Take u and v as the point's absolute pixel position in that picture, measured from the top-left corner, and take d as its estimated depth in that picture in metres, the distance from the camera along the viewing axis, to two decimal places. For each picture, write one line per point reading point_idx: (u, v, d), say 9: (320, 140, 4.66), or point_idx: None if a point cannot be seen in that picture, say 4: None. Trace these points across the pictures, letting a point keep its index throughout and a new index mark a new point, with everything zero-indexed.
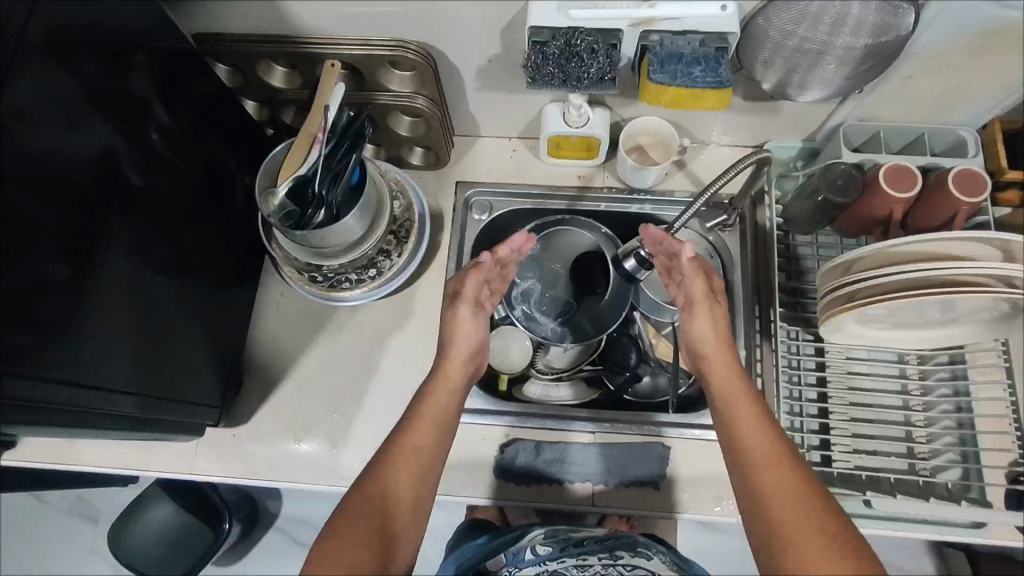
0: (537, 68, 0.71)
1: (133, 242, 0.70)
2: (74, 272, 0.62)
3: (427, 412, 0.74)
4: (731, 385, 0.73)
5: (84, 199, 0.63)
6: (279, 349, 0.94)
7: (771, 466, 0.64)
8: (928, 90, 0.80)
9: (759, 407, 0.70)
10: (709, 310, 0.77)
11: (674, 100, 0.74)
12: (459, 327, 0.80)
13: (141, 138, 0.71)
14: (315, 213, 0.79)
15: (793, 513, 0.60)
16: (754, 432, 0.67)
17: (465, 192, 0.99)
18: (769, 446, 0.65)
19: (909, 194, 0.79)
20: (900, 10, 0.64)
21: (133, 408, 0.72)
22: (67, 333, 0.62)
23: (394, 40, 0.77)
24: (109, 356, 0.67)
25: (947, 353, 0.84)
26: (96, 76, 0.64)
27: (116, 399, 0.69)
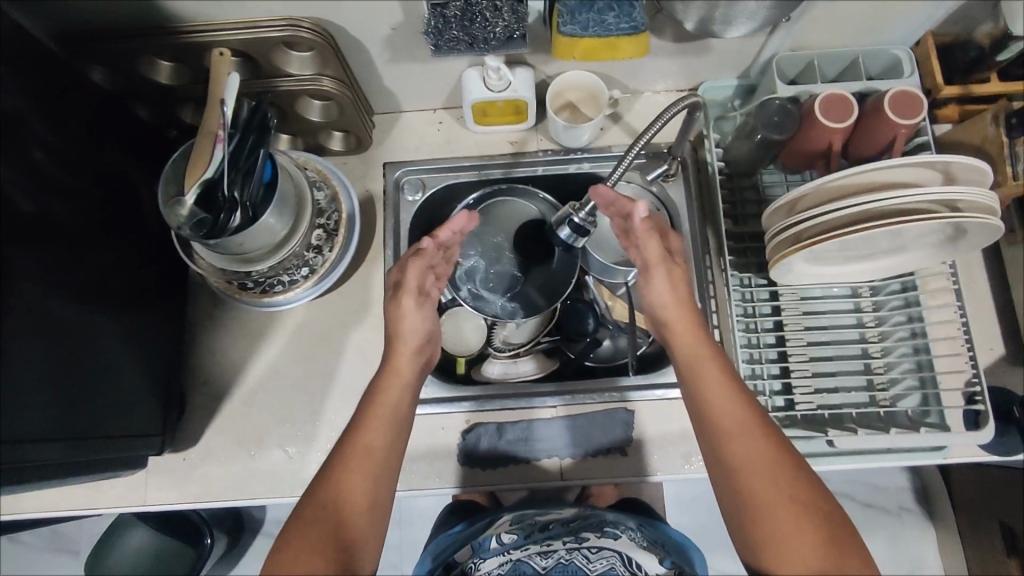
0: (440, 34, 0.65)
1: (33, 274, 0.64)
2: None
3: (378, 410, 0.69)
4: (694, 349, 0.70)
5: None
6: (219, 363, 0.88)
7: (741, 433, 0.63)
8: (856, 11, 0.76)
9: (725, 369, 0.68)
10: (668, 274, 0.73)
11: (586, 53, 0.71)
12: (404, 319, 0.75)
13: (21, 159, 0.64)
14: (232, 217, 0.74)
15: (765, 482, 0.61)
16: (724, 398, 0.65)
17: (394, 173, 0.93)
18: (738, 413, 0.64)
19: (846, 123, 0.76)
20: None
21: (64, 451, 0.67)
22: None
23: (284, 18, 0.70)
24: (27, 400, 0.62)
25: (899, 281, 0.84)
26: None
27: (43, 445, 0.64)
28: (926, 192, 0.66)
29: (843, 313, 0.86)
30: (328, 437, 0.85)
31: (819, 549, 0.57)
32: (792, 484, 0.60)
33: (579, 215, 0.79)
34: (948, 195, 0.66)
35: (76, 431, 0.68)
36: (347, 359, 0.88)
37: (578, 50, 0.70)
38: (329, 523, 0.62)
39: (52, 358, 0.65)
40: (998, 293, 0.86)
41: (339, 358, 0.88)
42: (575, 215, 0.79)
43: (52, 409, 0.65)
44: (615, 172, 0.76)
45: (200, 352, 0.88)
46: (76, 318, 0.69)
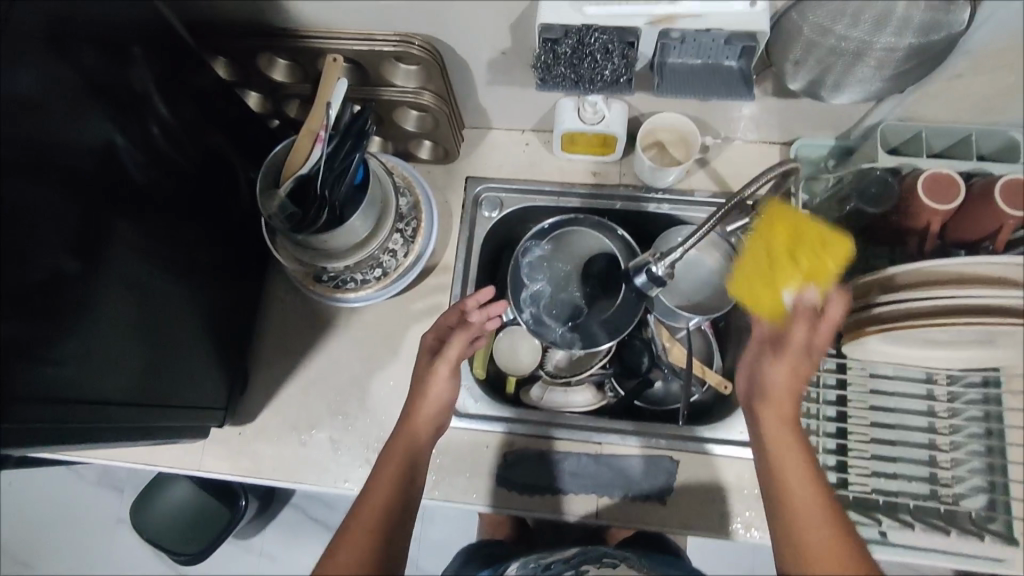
0: (548, 68, 0.66)
1: (135, 240, 0.68)
2: (76, 271, 0.61)
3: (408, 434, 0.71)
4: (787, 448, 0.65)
5: (86, 190, 0.62)
6: (284, 347, 0.91)
7: (812, 491, 0.62)
8: (977, 91, 0.73)
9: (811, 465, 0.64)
10: (800, 328, 0.65)
11: (799, 276, 0.65)
12: (432, 382, 0.72)
13: (140, 132, 0.69)
14: (319, 215, 0.78)
15: (803, 478, 0.63)
16: (799, 474, 0.63)
17: (475, 188, 0.95)
18: (810, 490, 0.62)
19: (949, 207, 0.73)
20: (952, 7, 0.59)
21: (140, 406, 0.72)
22: (77, 324, 0.61)
23: (399, 33, 0.73)
24: (114, 356, 0.66)
25: (979, 375, 0.80)
26: (94, 68, 0.62)
27: (123, 396, 0.69)
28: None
29: (914, 398, 0.81)
30: (376, 435, 0.87)
31: None
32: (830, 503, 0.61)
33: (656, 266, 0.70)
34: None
35: (149, 391, 0.73)
36: (404, 362, 0.89)
37: (794, 264, 0.65)
38: (366, 530, 0.63)
39: (141, 320, 0.70)
40: None
41: (396, 361, 0.90)
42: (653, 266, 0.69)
43: (132, 368, 0.69)
44: (688, 243, 0.68)
45: (268, 333, 0.92)
46: (164, 285, 0.73)
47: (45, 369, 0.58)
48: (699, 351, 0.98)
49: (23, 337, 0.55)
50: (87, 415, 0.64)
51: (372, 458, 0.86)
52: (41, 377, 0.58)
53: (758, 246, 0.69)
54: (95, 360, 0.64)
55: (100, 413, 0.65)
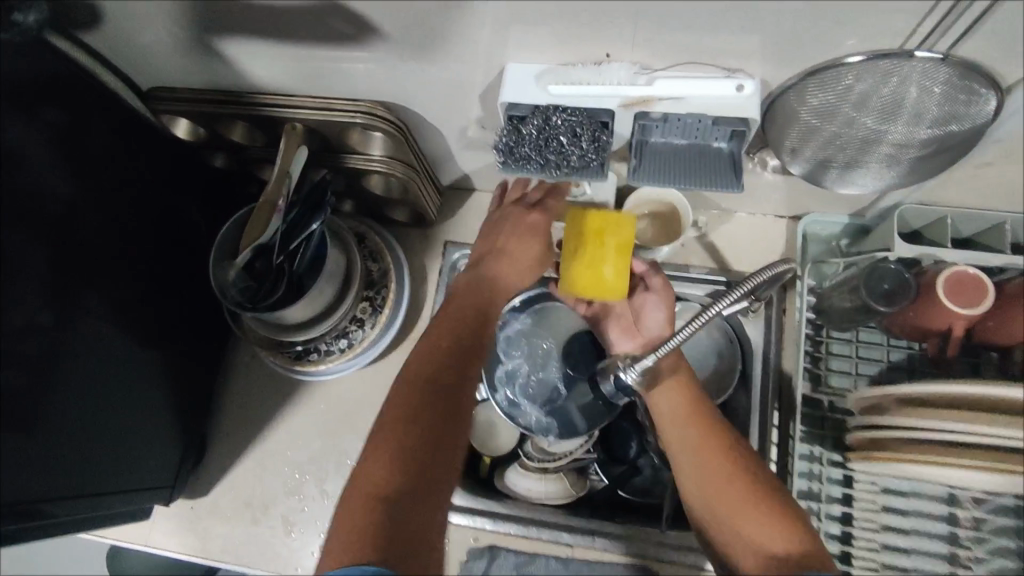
0: (512, 150, 0.60)
1: (101, 311, 0.65)
2: (43, 350, 0.58)
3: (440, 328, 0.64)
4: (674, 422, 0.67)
5: (57, 258, 0.59)
6: (244, 417, 0.86)
7: (701, 449, 0.64)
8: (1011, 179, 0.64)
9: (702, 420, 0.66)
10: (654, 310, 0.74)
11: (611, 249, 0.66)
12: (514, 259, 0.69)
13: (105, 195, 0.65)
14: (275, 289, 0.73)
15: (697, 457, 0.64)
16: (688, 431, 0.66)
17: (452, 254, 0.88)
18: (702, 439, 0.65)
19: (976, 311, 0.63)
20: (973, 98, 0.51)
21: (91, 486, 0.66)
22: (40, 392, 0.57)
23: (364, 104, 0.69)
24: (74, 435, 0.62)
25: (1014, 501, 0.69)
26: (61, 124, 0.59)
27: (72, 480, 0.63)
28: None
29: (933, 521, 0.71)
30: (332, 520, 0.81)
31: (770, 521, 0.57)
32: (727, 454, 0.63)
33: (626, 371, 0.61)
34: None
35: (98, 477, 0.67)
36: None
37: (612, 255, 0.66)
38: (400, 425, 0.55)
39: (105, 393, 0.66)
40: None
41: (360, 439, 0.84)
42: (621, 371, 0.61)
43: (86, 448, 0.64)
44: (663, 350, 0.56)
45: (228, 401, 0.87)
46: (128, 355, 0.69)
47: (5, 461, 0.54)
48: None
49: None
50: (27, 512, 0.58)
51: None
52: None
53: (568, 251, 0.67)
54: (49, 448, 0.59)
55: (45, 504, 0.60)
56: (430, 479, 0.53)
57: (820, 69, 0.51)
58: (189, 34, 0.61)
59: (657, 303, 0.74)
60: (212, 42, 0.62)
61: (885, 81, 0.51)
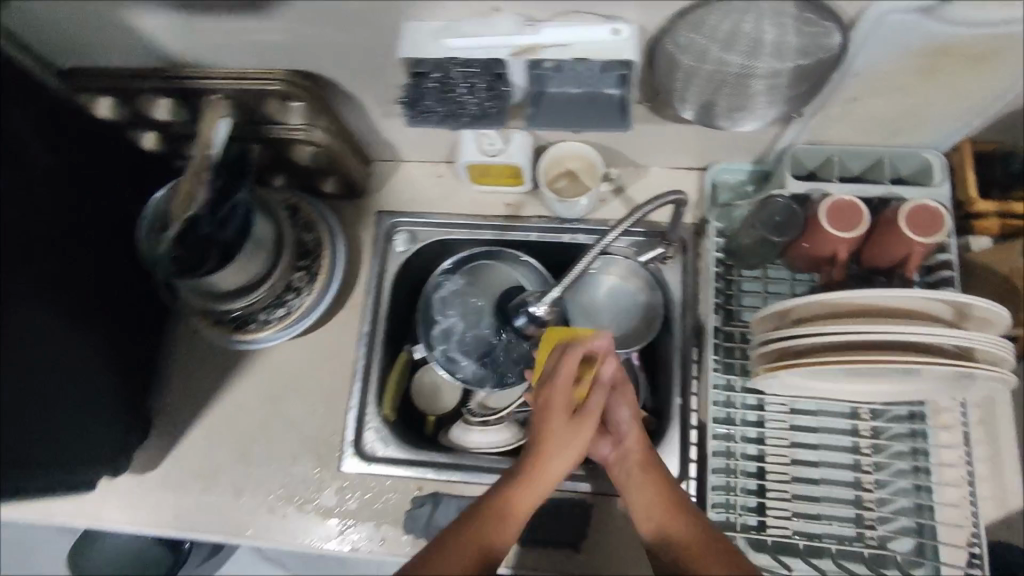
0: (414, 102, 0.65)
1: (31, 293, 0.64)
2: None
3: (552, 462, 0.64)
4: (644, 490, 0.68)
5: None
6: (190, 391, 0.88)
7: (677, 522, 0.65)
8: (880, 114, 0.70)
9: (668, 487, 0.67)
10: (617, 408, 0.72)
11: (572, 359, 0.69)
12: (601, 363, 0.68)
13: (35, 175, 0.66)
14: (207, 257, 0.75)
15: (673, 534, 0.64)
16: (660, 495, 0.67)
17: (388, 222, 0.92)
18: (670, 505, 0.66)
19: (854, 233, 0.70)
20: (826, 30, 0.57)
21: (32, 460, 0.68)
22: None
23: (283, 72, 0.72)
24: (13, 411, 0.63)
25: (905, 408, 0.75)
26: None
27: (13, 453, 0.65)
28: (944, 331, 0.61)
29: (839, 434, 0.78)
30: (281, 482, 0.84)
31: None
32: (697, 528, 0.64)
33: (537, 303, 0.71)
34: (948, 340, 0.61)
35: (40, 451, 0.69)
36: (312, 406, 0.86)
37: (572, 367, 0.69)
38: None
39: (45, 370, 0.67)
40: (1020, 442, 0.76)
41: (304, 403, 0.86)
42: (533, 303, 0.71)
43: (28, 422, 0.66)
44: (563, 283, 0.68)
45: (172, 377, 0.88)
46: (64, 335, 0.69)
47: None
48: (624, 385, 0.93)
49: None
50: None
51: (276, 506, 0.83)
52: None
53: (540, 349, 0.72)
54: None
55: None
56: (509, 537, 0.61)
57: (689, 10, 0.56)
58: (104, 8, 0.64)
59: (620, 398, 0.72)
60: (125, 17, 0.65)
61: (745, 22, 0.57)
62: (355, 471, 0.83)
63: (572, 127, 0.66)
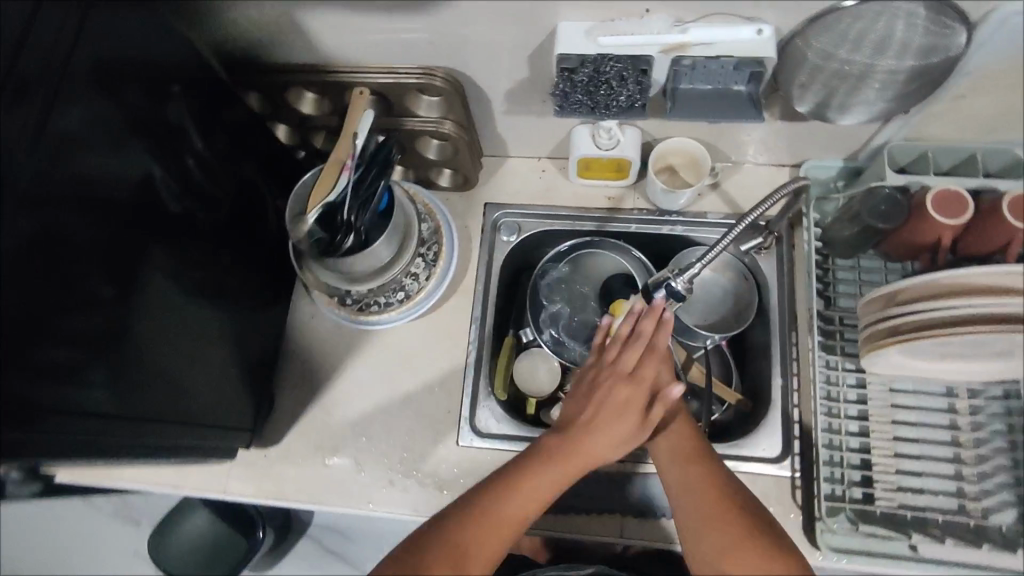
0: (565, 95, 0.71)
1: (171, 270, 0.70)
2: (114, 314, 0.62)
3: (610, 422, 0.70)
4: (670, 428, 0.74)
5: (131, 223, 0.65)
6: (310, 370, 0.93)
7: (694, 460, 0.71)
8: (978, 111, 0.76)
9: (690, 429, 0.74)
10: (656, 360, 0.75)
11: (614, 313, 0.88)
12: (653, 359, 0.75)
13: (177, 167, 0.72)
14: (345, 240, 0.81)
15: (686, 469, 0.70)
16: (678, 433, 0.74)
17: (494, 214, 0.97)
18: (688, 443, 0.73)
19: (959, 220, 0.75)
20: (947, 31, 0.62)
21: (185, 420, 0.74)
22: (121, 345, 0.63)
23: (421, 67, 0.78)
24: (158, 372, 0.69)
25: (1000, 387, 0.80)
26: (136, 105, 0.65)
27: (168, 410, 0.71)
28: None
29: (936, 411, 0.82)
30: (400, 456, 0.88)
31: (747, 538, 0.64)
32: (707, 465, 0.70)
33: (677, 280, 0.77)
34: None
35: (189, 412, 0.75)
36: (426, 384, 0.91)
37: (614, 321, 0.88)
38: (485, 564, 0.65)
39: (177, 348, 0.72)
40: None
41: (419, 383, 0.91)
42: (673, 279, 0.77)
43: (173, 384, 0.71)
44: (704, 261, 0.75)
45: (292, 357, 0.93)
46: (192, 314, 0.74)
47: (76, 393, 0.59)
48: (718, 371, 0.98)
49: (52, 360, 0.56)
50: (131, 430, 0.65)
51: (395, 479, 0.87)
52: (65, 399, 0.57)
53: None
54: (133, 379, 0.65)
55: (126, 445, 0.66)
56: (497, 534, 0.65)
57: (827, 12, 0.63)
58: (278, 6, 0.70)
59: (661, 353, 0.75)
60: (298, 16, 0.72)
61: (875, 24, 0.63)
62: (469, 445, 0.88)
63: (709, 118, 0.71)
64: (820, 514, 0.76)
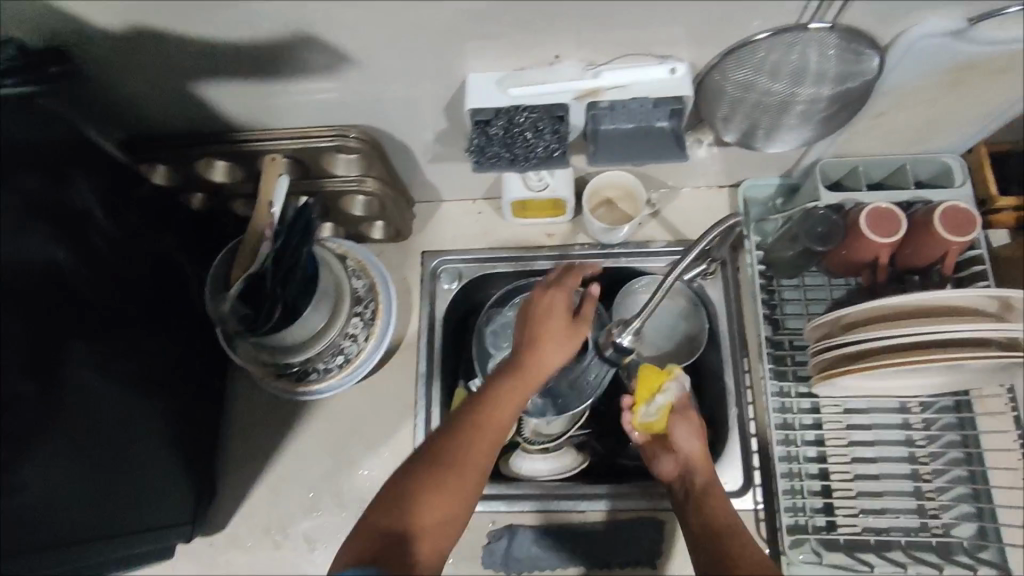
0: (481, 149, 0.68)
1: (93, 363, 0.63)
2: (34, 414, 0.55)
3: (549, 326, 0.67)
4: (704, 502, 0.69)
5: (43, 317, 0.57)
6: (252, 447, 0.88)
7: (724, 532, 0.64)
8: (903, 126, 0.75)
9: (722, 503, 0.68)
10: (681, 427, 0.75)
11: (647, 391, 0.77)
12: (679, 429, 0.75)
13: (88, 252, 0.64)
14: (274, 311, 0.75)
15: (716, 541, 0.64)
16: (709, 506, 0.68)
17: (432, 263, 0.94)
18: (720, 517, 0.67)
19: (894, 238, 0.74)
20: (860, 57, 0.61)
21: (90, 532, 0.68)
22: (40, 449, 0.56)
23: (336, 127, 0.74)
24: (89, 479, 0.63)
25: (949, 399, 0.80)
26: (36, 189, 0.57)
27: (70, 528, 0.64)
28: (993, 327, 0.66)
29: (892, 428, 0.81)
30: None
31: None
32: (737, 537, 0.63)
33: (623, 334, 0.73)
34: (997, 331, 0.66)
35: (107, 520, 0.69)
36: (377, 449, 0.87)
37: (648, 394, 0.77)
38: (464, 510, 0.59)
39: (105, 447, 0.66)
40: None
41: (370, 448, 0.87)
42: (617, 334, 0.73)
43: (91, 495, 0.65)
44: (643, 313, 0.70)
45: (232, 434, 0.88)
46: (122, 403, 0.68)
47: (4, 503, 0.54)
48: None
49: None
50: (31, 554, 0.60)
51: None
52: None
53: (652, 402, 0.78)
54: (54, 490, 0.60)
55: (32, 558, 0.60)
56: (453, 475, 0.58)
57: (738, 46, 0.61)
58: (170, 79, 0.66)
59: (683, 421, 0.75)
60: (194, 88, 0.68)
61: (788, 56, 0.61)
62: None
63: (633, 162, 0.69)
64: (785, 549, 0.76)
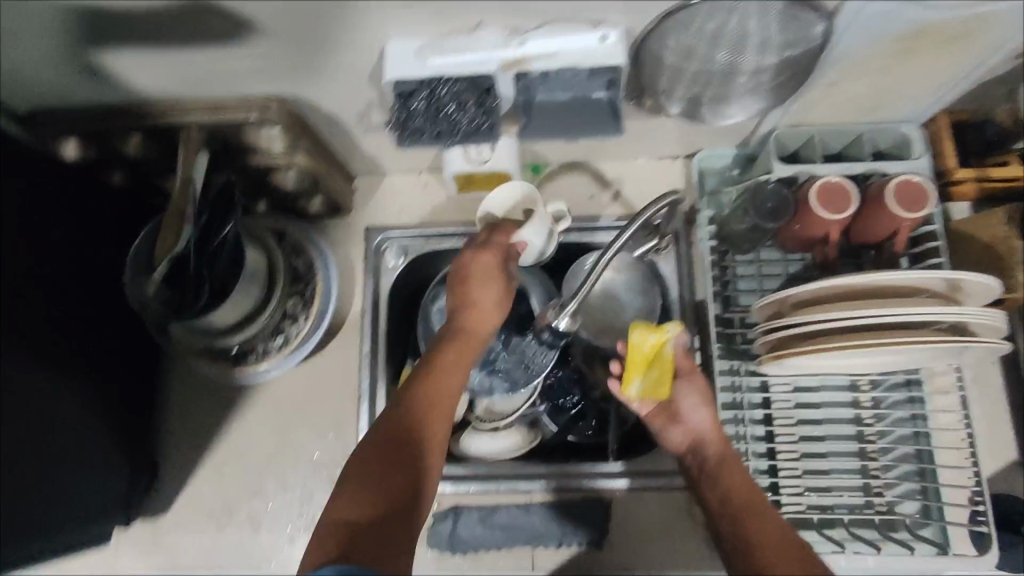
0: (404, 124, 0.65)
1: (10, 350, 0.60)
2: None
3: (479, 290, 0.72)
4: (725, 476, 0.67)
5: None
6: (194, 430, 0.86)
7: (756, 514, 0.62)
8: (859, 95, 0.71)
9: (747, 479, 0.67)
10: (690, 398, 0.74)
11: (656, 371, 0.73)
12: (686, 401, 0.74)
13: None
14: (199, 297, 0.71)
15: (750, 521, 0.62)
16: (735, 484, 0.66)
17: (375, 239, 0.90)
18: (745, 495, 0.65)
19: (843, 215, 0.71)
20: (806, 23, 0.57)
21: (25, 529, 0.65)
22: None
23: (255, 101, 0.70)
24: (18, 479, 0.61)
25: (901, 376, 0.78)
26: None
27: None
28: (940, 309, 0.63)
29: (841, 407, 0.80)
30: (299, 512, 0.83)
31: None
32: (768, 518, 0.62)
33: (560, 317, 0.74)
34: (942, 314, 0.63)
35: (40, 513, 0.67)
36: (321, 430, 0.85)
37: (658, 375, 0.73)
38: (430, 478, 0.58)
39: (33, 437, 0.63)
40: (1009, 394, 0.81)
41: (314, 430, 0.85)
42: (554, 317, 0.74)
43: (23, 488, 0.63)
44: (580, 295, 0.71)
45: (174, 418, 0.86)
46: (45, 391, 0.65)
47: None
48: None
49: None
50: None
51: (296, 536, 0.82)
52: None
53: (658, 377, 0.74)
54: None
55: None
56: (410, 441, 0.59)
57: (671, 12, 0.56)
58: (68, 50, 0.61)
59: (691, 391, 0.74)
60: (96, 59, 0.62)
61: (728, 22, 0.57)
62: None
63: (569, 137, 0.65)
64: None
